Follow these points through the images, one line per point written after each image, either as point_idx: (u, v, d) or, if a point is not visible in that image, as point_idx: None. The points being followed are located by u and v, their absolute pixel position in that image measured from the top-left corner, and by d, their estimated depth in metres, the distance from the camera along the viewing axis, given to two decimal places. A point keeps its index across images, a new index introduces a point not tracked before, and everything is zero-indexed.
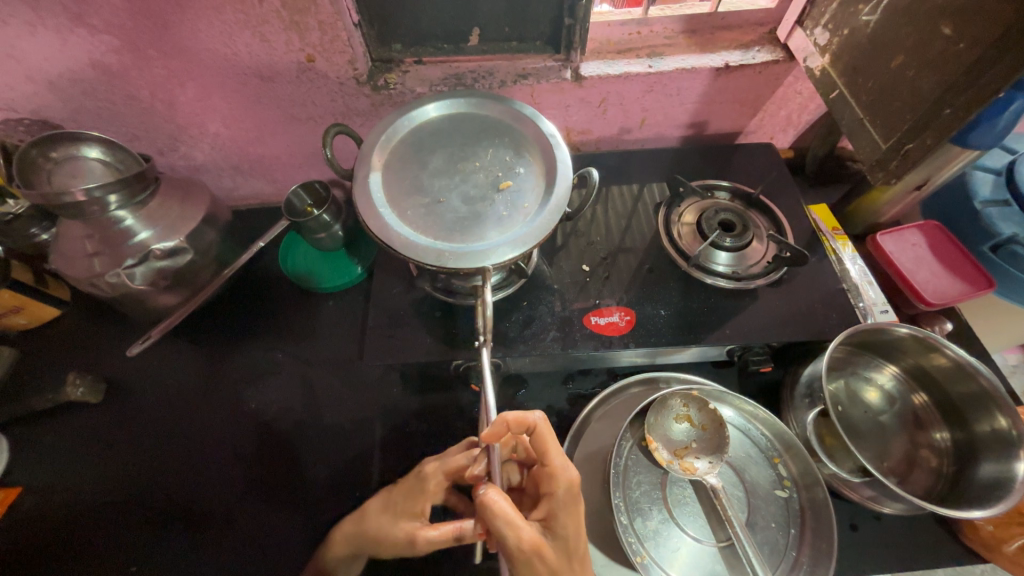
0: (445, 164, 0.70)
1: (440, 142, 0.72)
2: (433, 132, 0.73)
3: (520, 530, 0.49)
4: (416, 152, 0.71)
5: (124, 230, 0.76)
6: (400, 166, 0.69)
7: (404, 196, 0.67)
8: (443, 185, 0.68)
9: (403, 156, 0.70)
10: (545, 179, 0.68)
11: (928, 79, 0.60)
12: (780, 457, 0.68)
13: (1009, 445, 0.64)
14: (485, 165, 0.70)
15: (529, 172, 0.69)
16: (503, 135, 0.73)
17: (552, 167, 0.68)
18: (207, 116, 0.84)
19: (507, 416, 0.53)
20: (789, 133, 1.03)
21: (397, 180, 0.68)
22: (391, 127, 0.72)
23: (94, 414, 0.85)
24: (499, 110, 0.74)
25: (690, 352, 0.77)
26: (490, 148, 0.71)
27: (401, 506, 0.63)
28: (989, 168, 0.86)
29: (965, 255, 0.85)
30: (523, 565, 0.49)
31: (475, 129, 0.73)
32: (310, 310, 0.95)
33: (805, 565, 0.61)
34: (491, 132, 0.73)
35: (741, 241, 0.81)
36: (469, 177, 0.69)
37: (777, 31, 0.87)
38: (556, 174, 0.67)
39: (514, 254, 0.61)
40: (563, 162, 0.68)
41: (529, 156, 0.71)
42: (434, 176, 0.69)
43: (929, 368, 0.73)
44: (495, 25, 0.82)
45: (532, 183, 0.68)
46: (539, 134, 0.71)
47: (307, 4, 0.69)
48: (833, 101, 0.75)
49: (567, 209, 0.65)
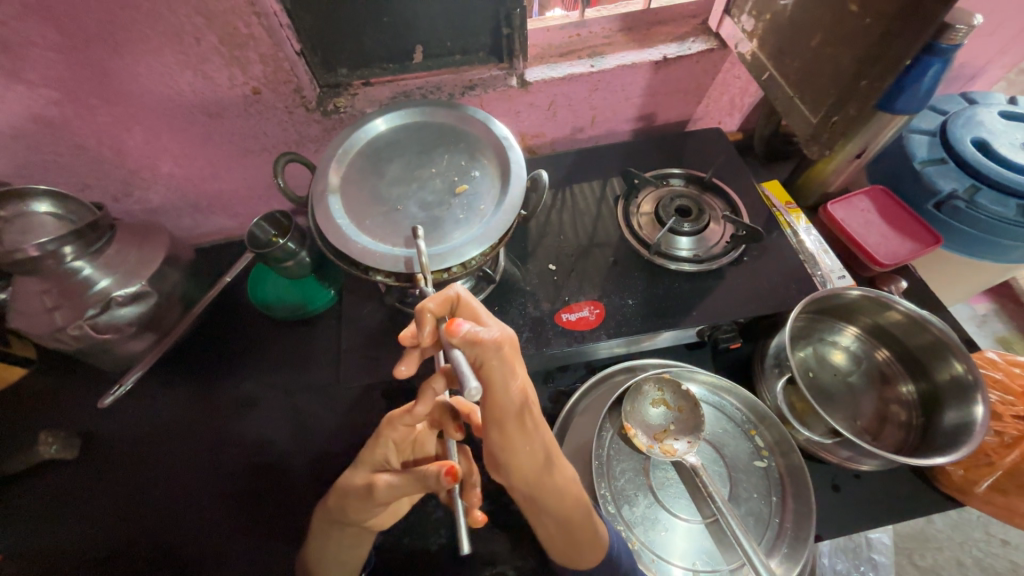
0: (402, 173, 0.71)
1: (397, 152, 0.73)
2: (391, 141, 0.74)
3: (513, 379, 0.45)
4: (373, 163, 0.72)
5: (83, 280, 0.75)
6: (358, 177, 0.70)
7: (363, 206, 0.68)
8: (400, 193, 0.69)
9: (360, 168, 0.71)
10: (500, 180, 0.69)
11: (845, 54, 0.63)
12: (756, 428, 0.70)
13: (967, 391, 0.67)
14: (442, 170, 0.71)
15: (484, 175, 0.70)
16: (458, 140, 0.74)
17: (506, 169, 0.69)
18: (158, 157, 0.84)
19: (429, 303, 0.46)
20: (735, 116, 1.07)
21: (355, 192, 0.69)
22: (348, 140, 0.72)
23: (71, 473, 0.83)
24: (454, 116, 0.75)
25: (665, 336, 0.79)
26: (446, 155, 0.72)
27: (366, 455, 0.58)
28: (924, 130, 0.92)
29: (911, 214, 0.90)
30: (510, 418, 0.46)
31: (430, 137, 0.74)
32: (286, 339, 0.95)
33: (789, 530, 0.63)
34: (446, 139, 0.74)
35: (699, 225, 0.84)
36: (426, 184, 0.70)
37: (708, 21, 0.90)
38: (511, 175, 0.68)
39: (473, 253, 0.62)
40: (517, 162, 0.69)
41: (484, 159, 0.72)
42: (392, 186, 0.70)
43: (886, 325, 0.76)
44: (438, 40, 0.83)
45: (489, 185, 0.69)
46: (492, 137, 0.72)
47: (244, 39, 0.70)
48: (765, 82, 0.78)
49: (522, 208, 0.66)
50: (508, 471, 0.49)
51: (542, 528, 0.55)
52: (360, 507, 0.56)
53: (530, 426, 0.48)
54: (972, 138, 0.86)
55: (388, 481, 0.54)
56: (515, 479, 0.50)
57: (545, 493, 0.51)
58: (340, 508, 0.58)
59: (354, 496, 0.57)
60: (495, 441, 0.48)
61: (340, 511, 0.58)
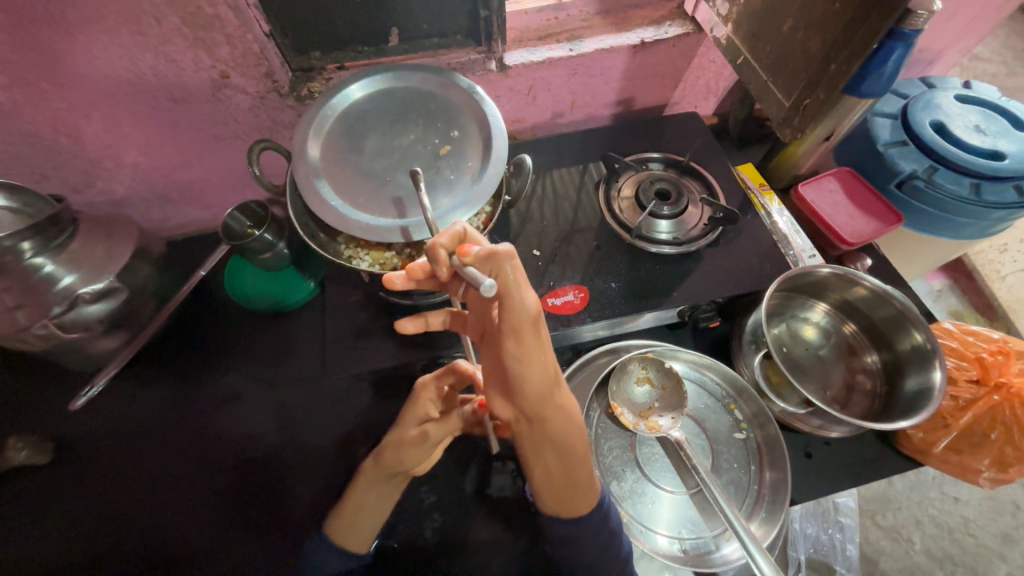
0: (382, 144, 0.70)
1: (371, 125, 0.70)
2: (363, 112, 0.71)
3: (525, 296, 0.44)
4: (350, 139, 0.69)
5: (45, 278, 0.71)
6: (339, 156, 0.68)
7: (350, 184, 0.67)
8: (384, 165, 0.68)
9: (339, 145, 0.69)
10: (481, 136, 0.69)
11: (814, 39, 0.65)
12: (735, 402, 0.73)
13: (926, 358, 0.71)
14: (420, 136, 0.70)
15: (464, 134, 0.70)
16: (429, 101, 0.72)
17: (485, 123, 0.69)
18: (121, 146, 0.80)
19: (441, 239, 0.44)
20: (710, 100, 1.09)
21: (340, 171, 0.68)
22: (318, 117, 0.69)
23: (42, 479, 0.80)
24: (419, 79, 0.73)
25: (646, 318, 0.82)
26: (422, 119, 0.71)
27: (405, 413, 0.61)
28: (886, 113, 0.96)
29: (875, 194, 0.94)
30: (528, 333, 0.46)
31: (400, 103, 0.72)
32: (266, 332, 0.93)
33: (766, 496, 0.67)
34: (418, 103, 0.72)
35: (678, 208, 0.86)
36: (409, 152, 0.69)
37: (684, 5, 0.91)
38: (491, 128, 0.68)
39: (476, 210, 0.63)
40: (494, 116, 0.69)
41: (461, 118, 0.71)
42: (375, 158, 0.69)
43: (853, 300, 0.80)
44: (414, 22, 0.80)
45: (472, 142, 0.69)
46: (464, 94, 0.71)
47: (209, 20, 0.67)
48: (739, 66, 0.80)
49: (508, 156, 0.67)
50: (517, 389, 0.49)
51: (540, 453, 0.56)
52: (415, 456, 0.60)
53: (542, 341, 0.48)
54: (931, 121, 0.90)
55: (437, 430, 0.59)
56: (521, 397, 0.50)
57: (548, 408, 0.51)
58: (392, 460, 0.60)
59: (406, 451, 0.60)
60: (509, 356, 0.47)
61: (395, 463, 0.60)
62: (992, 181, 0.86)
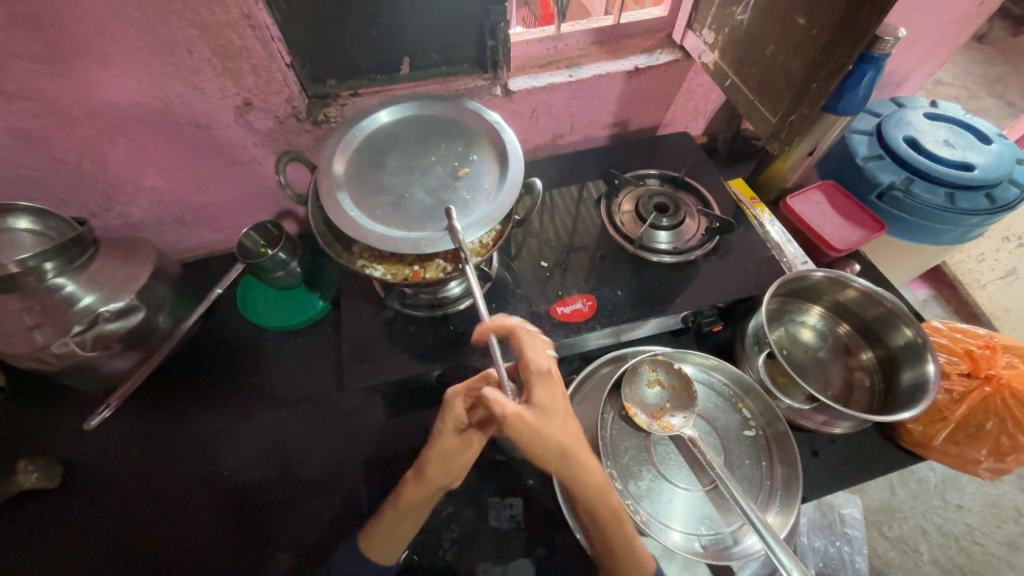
0: (404, 164, 0.74)
1: (395, 146, 0.76)
2: (386, 136, 0.76)
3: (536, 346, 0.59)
4: (374, 158, 0.74)
5: (65, 297, 0.73)
6: (362, 172, 0.73)
7: (371, 199, 0.71)
8: (404, 183, 0.73)
9: (362, 162, 0.74)
10: (497, 161, 0.74)
11: (795, 62, 0.71)
12: (743, 401, 0.76)
13: (919, 352, 0.75)
14: (441, 158, 0.75)
15: (482, 158, 0.75)
16: (450, 129, 0.77)
17: (502, 149, 0.74)
18: (143, 171, 0.83)
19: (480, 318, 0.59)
20: (699, 121, 1.16)
21: (361, 187, 0.72)
22: (345, 139, 0.74)
23: (54, 502, 0.79)
24: (444, 108, 0.78)
25: (651, 324, 0.85)
26: (442, 143, 0.76)
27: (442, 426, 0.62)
28: (862, 130, 1.03)
29: (857, 204, 1.00)
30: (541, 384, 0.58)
31: (424, 128, 0.77)
32: (278, 349, 0.94)
33: (779, 490, 0.69)
34: (440, 130, 0.77)
35: (676, 220, 0.91)
36: (429, 172, 0.74)
37: (673, 35, 0.99)
38: (507, 154, 0.73)
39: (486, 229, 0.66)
40: (511, 143, 0.74)
41: (480, 144, 0.76)
42: (396, 178, 0.73)
43: (846, 301, 0.84)
44: (425, 52, 0.86)
45: (487, 166, 0.74)
46: (485, 122, 0.77)
47: (237, 51, 0.72)
48: (727, 88, 0.87)
49: (522, 181, 0.71)
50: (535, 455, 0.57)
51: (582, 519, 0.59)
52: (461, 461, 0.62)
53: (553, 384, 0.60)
54: (904, 136, 0.97)
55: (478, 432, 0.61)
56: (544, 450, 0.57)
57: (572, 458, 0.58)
58: (440, 473, 0.62)
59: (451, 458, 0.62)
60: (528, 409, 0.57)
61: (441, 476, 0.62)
62: (964, 190, 0.93)
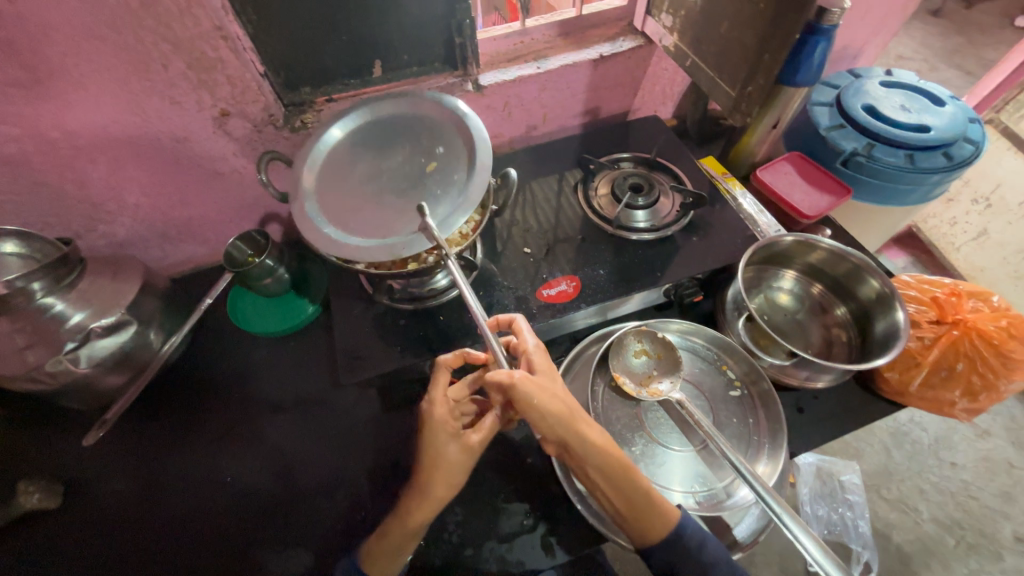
0: (371, 170, 0.76)
1: (360, 154, 0.77)
2: (351, 143, 0.78)
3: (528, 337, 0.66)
4: (341, 170, 0.76)
5: (55, 317, 0.73)
6: (331, 186, 0.75)
7: (343, 211, 0.72)
8: (374, 189, 0.75)
9: (330, 177, 0.75)
10: (464, 150, 0.75)
11: (747, 36, 0.75)
12: (726, 363, 0.79)
13: (888, 302, 0.78)
14: (408, 158, 0.77)
15: (447, 149, 0.76)
16: (415, 126, 0.79)
17: (467, 138, 0.76)
18: (125, 188, 0.84)
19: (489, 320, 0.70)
20: (667, 104, 1.20)
21: (331, 201, 0.73)
22: (309, 156, 0.76)
23: (58, 520, 0.79)
24: (404, 109, 0.81)
25: (635, 300, 0.88)
26: (408, 144, 0.78)
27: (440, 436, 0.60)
28: (822, 102, 1.07)
29: (824, 172, 1.04)
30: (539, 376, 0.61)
31: (387, 131, 0.79)
32: (272, 356, 0.95)
33: (766, 443, 0.71)
34: (403, 130, 0.79)
35: (652, 198, 0.94)
36: (398, 175, 0.76)
37: (634, 22, 1.02)
38: (473, 142, 0.75)
39: (463, 218, 0.68)
40: (476, 130, 0.76)
41: (444, 136, 0.78)
42: (365, 185, 0.75)
43: (816, 262, 0.88)
44: (395, 53, 0.88)
45: (455, 156, 0.75)
46: (446, 115, 0.78)
47: (210, 63, 0.74)
48: (688, 68, 0.90)
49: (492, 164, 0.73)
50: (544, 426, 0.57)
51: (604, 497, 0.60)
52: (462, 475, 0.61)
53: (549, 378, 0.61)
54: (862, 104, 1.02)
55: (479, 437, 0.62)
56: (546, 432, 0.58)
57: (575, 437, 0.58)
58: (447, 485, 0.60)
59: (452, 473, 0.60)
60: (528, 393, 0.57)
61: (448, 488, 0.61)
62: (923, 151, 0.97)
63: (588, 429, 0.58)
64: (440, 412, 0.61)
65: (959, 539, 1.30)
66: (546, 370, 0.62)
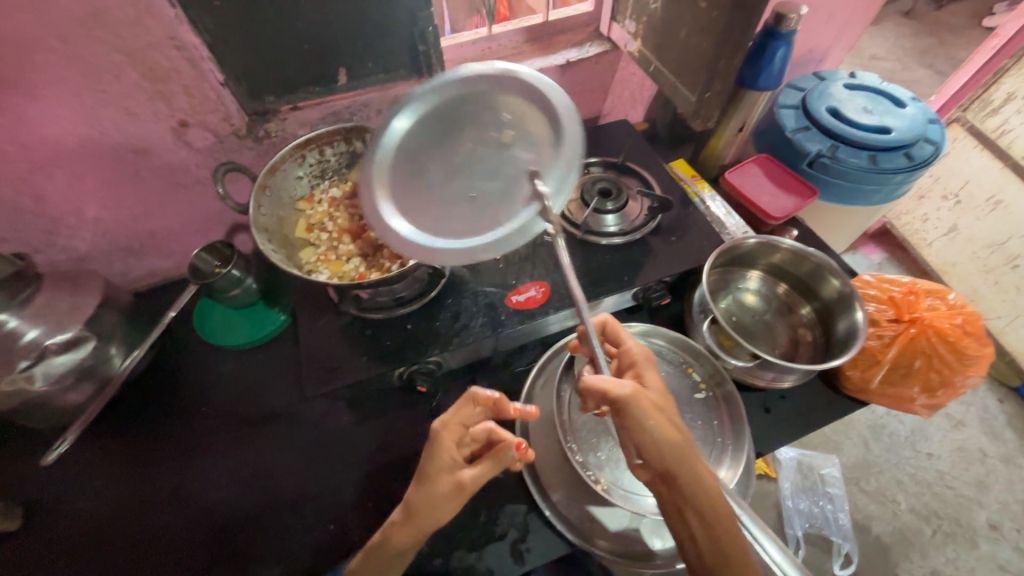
0: (447, 170, 0.73)
1: (434, 156, 0.73)
2: (419, 146, 0.73)
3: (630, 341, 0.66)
4: (422, 181, 0.72)
5: (8, 333, 0.72)
6: (426, 202, 0.72)
7: (457, 219, 0.70)
8: (466, 185, 0.72)
9: (415, 192, 0.72)
10: (529, 105, 0.71)
11: (704, 42, 0.76)
12: (692, 366, 0.80)
13: (849, 301, 0.80)
14: (482, 140, 0.72)
15: (517, 112, 0.72)
16: (454, 107, 0.72)
17: (523, 89, 0.71)
18: (84, 202, 0.82)
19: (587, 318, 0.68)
20: (637, 108, 1.21)
21: (458, 206, 0.71)
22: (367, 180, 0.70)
23: (19, 542, 0.77)
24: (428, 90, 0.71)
25: (604, 304, 0.88)
26: (472, 127, 0.72)
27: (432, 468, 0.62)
28: (788, 105, 1.09)
29: (791, 173, 1.06)
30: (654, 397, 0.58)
31: (444, 120, 0.73)
32: (241, 368, 0.93)
33: (730, 444, 0.72)
34: (456, 114, 0.72)
35: (620, 202, 0.94)
36: (477, 166, 0.72)
37: (600, 28, 1.03)
38: (534, 92, 0.70)
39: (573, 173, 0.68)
40: (528, 75, 0.70)
41: (501, 97, 0.72)
42: (453, 184, 0.72)
43: (779, 263, 0.90)
44: (359, 62, 0.86)
45: (528, 116, 0.72)
46: (477, 76, 0.71)
47: (166, 73, 0.73)
48: (652, 73, 0.91)
49: (569, 104, 0.69)
50: (655, 454, 0.56)
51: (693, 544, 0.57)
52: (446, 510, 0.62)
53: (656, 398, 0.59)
54: (825, 107, 1.04)
55: (473, 474, 0.62)
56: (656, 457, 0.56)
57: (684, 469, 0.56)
58: (426, 517, 0.61)
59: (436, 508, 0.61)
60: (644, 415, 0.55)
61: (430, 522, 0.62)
62: (884, 152, 0.99)
63: (694, 461, 0.56)
64: (445, 437, 0.62)
65: (936, 529, 1.33)
66: (657, 385, 0.60)
